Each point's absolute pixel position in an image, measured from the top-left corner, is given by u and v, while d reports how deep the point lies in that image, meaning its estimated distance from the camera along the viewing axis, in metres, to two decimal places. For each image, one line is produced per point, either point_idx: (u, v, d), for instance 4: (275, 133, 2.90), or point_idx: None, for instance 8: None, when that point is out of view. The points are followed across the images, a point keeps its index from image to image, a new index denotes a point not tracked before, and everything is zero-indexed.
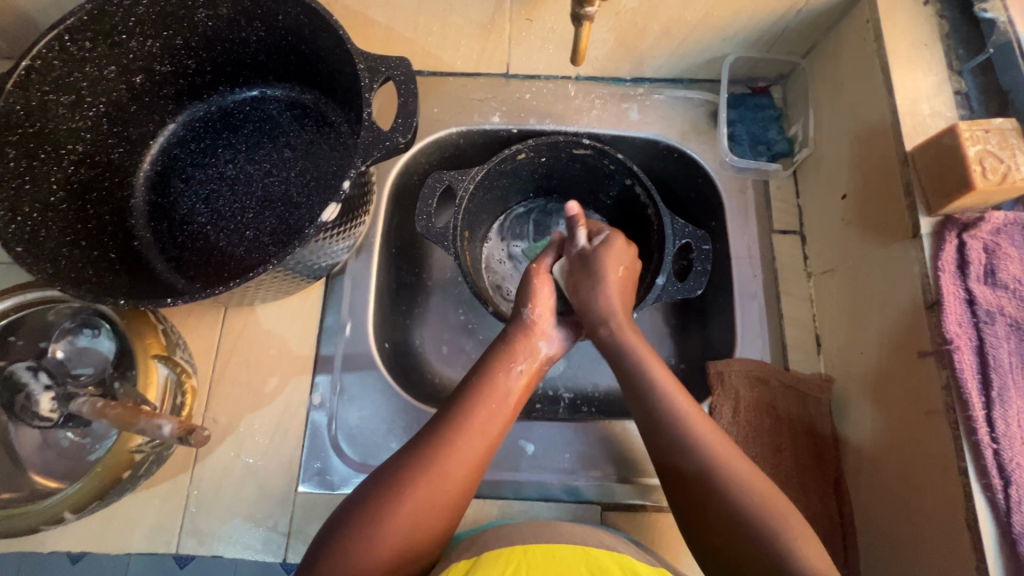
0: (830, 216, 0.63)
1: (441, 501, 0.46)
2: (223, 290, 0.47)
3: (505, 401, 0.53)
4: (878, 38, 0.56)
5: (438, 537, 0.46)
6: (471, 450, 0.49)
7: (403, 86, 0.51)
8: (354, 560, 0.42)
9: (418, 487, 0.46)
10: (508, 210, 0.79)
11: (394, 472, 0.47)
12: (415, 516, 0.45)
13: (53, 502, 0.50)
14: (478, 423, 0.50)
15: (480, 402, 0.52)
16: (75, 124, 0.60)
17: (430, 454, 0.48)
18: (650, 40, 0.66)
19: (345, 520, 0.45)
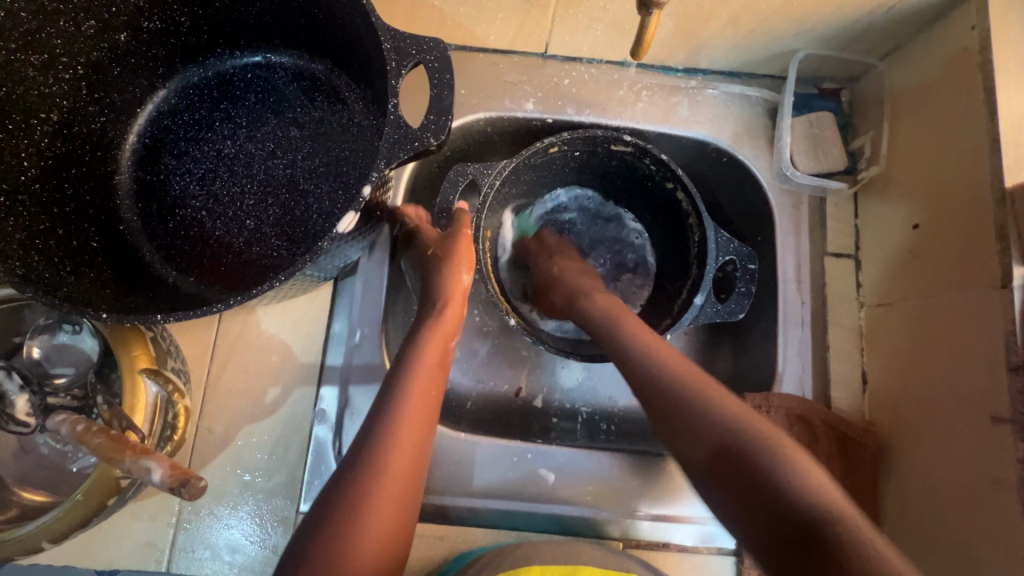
0: (895, 246, 0.57)
1: (395, 507, 0.42)
2: (220, 308, 0.41)
3: (435, 380, 0.48)
4: (985, 49, 0.48)
5: (402, 545, 0.42)
6: (414, 442, 0.44)
7: (436, 74, 0.43)
8: None
9: (374, 497, 0.41)
10: (543, 197, 0.71)
11: (341, 487, 0.41)
12: (378, 531, 0.40)
13: (29, 532, 0.43)
14: (416, 412, 0.46)
15: (413, 386, 0.47)
16: (49, 89, 0.52)
17: (373, 455, 0.42)
18: (713, 28, 0.57)
19: (295, 565, 0.38)
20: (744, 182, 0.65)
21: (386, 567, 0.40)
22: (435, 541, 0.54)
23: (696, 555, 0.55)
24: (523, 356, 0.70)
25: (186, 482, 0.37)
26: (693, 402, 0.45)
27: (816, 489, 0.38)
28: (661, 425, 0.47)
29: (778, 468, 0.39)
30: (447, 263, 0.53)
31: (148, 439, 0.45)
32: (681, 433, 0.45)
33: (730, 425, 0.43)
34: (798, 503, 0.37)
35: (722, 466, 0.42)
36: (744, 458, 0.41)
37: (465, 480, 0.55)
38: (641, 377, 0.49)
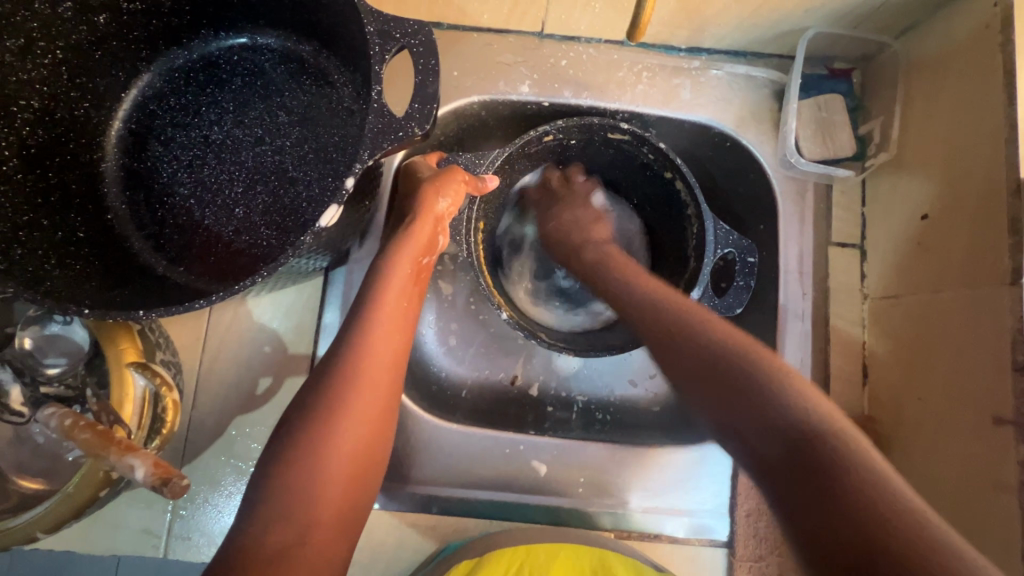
0: (902, 237, 0.55)
1: (371, 414, 0.42)
2: (203, 304, 0.40)
3: (409, 293, 0.47)
4: (1006, 28, 0.45)
5: (378, 449, 0.43)
6: (389, 353, 0.44)
7: (422, 60, 0.41)
8: (299, 494, 0.38)
9: (351, 404, 0.41)
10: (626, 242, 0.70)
11: (313, 398, 0.41)
12: (355, 438, 0.41)
13: (20, 524, 0.43)
14: (389, 324, 0.45)
15: (387, 298, 0.46)
16: (28, 75, 0.51)
17: (347, 365, 0.42)
18: (718, 6, 0.54)
19: (273, 470, 0.39)
20: (746, 168, 0.63)
21: (362, 469, 0.41)
22: (427, 530, 0.54)
23: (687, 546, 0.55)
24: (519, 343, 0.69)
25: (169, 481, 0.37)
26: (686, 330, 0.43)
27: (806, 398, 0.36)
28: (657, 345, 0.44)
29: (787, 398, 0.36)
30: (431, 182, 0.51)
31: (137, 433, 0.45)
32: (671, 360, 0.42)
33: (734, 352, 0.40)
34: (789, 415, 0.35)
35: (711, 389, 0.39)
36: (737, 379, 0.38)
37: (459, 470, 0.56)
38: (652, 317, 0.46)
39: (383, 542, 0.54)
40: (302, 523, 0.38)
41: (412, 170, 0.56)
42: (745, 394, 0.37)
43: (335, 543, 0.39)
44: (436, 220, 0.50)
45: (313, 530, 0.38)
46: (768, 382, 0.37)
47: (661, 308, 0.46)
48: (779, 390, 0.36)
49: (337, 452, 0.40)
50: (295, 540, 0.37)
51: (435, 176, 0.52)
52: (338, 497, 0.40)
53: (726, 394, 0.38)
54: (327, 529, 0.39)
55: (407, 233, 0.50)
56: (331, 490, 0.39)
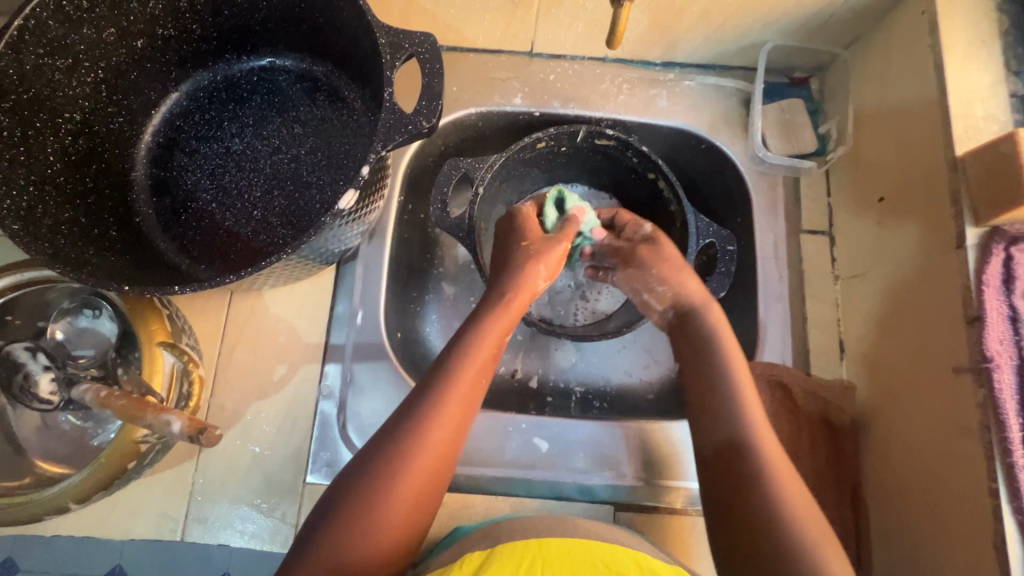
0: (864, 219, 0.60)
1: (430, 471, 0.44)
2: (233, 279, 0.45)
3: (489, 361, 0.50)
4: (934, 32, 0.52)
5: (428, 507, 0.44)
6: (457, 416, 0.46)
7: (428, 64, 0.47)
8: (361, 522, 0.41)
9: (412, 461, 0.43)
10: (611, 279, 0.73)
11: (383, 446, 0.44)
12: (411, 493, 0.43)
13: (55, 492, 0.48)
14: (464, 384, 0.47)
15: (467, 360, 0.48)
16: (73, 91, 0.56)
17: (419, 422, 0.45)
18: (686, 23, 0.62)
19: (337, 505, 0.42)
20: (721, 167, 0.69)
21: (410, 525, 0.43)
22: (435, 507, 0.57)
23: (686, 517, 0.57)
24: (519, 339, 0.73)
25: (203, 430, 0.41)
26: (723, 403, 0.49)
27: (798, 511, 0.43)
28: (697, 407, 0.51)
29: (778, 508, 0.43)
30: (532, 257, 0.55)
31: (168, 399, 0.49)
32: (706, 432, 0.50)
33: (754, 447, 0.47)
34: (774, 515, 0.43)
35: (715, 476, 0.48)
36: (750, 477, 0.45)
37: (467, 451, 0.59)
38: (702, 374, 0.52)
39: None
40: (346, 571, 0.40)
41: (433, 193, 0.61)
42: (742, 498, 0.45)
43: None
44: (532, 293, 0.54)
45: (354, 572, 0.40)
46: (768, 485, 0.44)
47: (719, 369, 0.51)
48: (772, 492, 0.44)
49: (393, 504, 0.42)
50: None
51: (531, 245, 0.56)
52: (386, 548, 0.42)
53: (733, 489, 0.46)
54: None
55: (500, 303, 0.52)
56: (381, 538, 0.41)
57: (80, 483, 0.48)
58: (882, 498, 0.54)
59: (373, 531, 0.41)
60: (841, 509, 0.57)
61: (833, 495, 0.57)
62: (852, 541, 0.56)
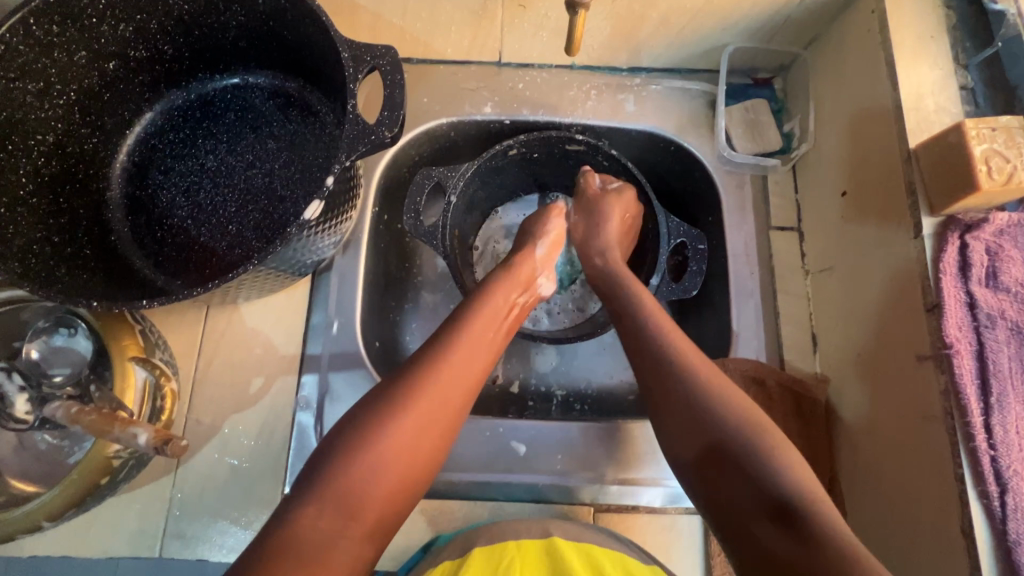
0: (829, 214, 0.61)
1: (443, 418, 0.44)
2: (203, 291, 0.46)
3: (504, 319, 0.53)
4: (884, 29, 0.54)
5: (435, 461, 0.44)
6: (476, 359, 0.48)
7: (389, 76, 0.48)
8: (379, 435, 0.41)
9: (425, 406, 0.44)
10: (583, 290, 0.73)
11: (412, 369, 0.46)
12: (427, 420, 0.43)
13: (30, 510, 0.49)
14: (483, 332, 0.50)
15: (483, 310, 0.52)
16: (45, 113, 0.57)
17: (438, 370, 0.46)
18: (648, 28, 0.63)
19: (353, 430, 0.42)
20: (691, 167, 0.70)
21: (415, 476, 0.42)
22: (414, 514, 0.57)
23: (665, 515, 0.57)
24: None
25: (170, 441, 0.46)
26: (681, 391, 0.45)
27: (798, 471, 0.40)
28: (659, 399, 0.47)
29: (773, 470, 0.39)
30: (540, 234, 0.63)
31: (139, 415, 0.52)
32: (677, 425, 0.45)
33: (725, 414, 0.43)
34: (777, 489, 0.39)
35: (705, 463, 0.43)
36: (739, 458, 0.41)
37: (445, 456, 0.59)
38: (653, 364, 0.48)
39: None
40: (350, 511, 0.39)
41: (406, 204, 0.61)
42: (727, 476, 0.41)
43: (372, 539, 0.40)
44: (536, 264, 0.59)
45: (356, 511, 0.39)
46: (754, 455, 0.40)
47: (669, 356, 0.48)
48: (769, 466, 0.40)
49: (402, 443, 0.42)
50: (339, 528, 0.38)
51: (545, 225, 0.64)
52: (388, 491, 0.41)
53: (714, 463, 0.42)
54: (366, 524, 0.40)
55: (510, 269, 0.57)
56: (395, 457, 0.41)
57: (56, 499, 0.49)
58: (858, 488, 0.55)
59: (389, 450, 0.41)
60: None
61: None
62: None
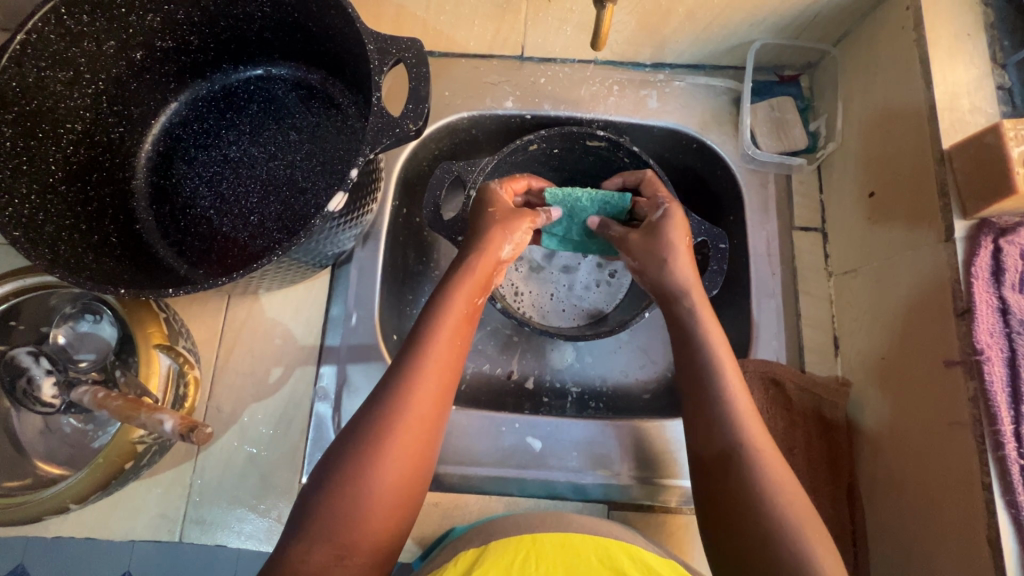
0: (855, 216, 0.60)
1: (416, 447, 0.44)
2: (226, 282, 0.46)
3: (462, 329, 0.49)
4: (919, 27, 0.52)
5: (420, 481, 0.44)
6: (439, 383, 0.46)
7: (414, 69, 0.48)
8: (358, 485, 0.41)
9: (401, 428, 0.43)
10: (605, 284, 0.73)
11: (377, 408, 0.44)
12: (401, 458, 0.43)
13: (55, 493, 0.50)
14: (444, 354, 0.47)
15: (442, 327, 0.48)
16: (74, 102, 0.58)
17: (406, 390, 0.45)
18: (673, 23, 0.62)
19: (329, 474, 0.42)
20: (713, 165, 0.70)
21: (406, 501, 0.43)
22: (430, 507, 0.57)
23: (680, 515, 0.57)
24: (514, 341, 0.73)
25: (194, 428, 0.45)
26: (711, 394, 0.47)
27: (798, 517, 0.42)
28: (691, 403, 0.49)
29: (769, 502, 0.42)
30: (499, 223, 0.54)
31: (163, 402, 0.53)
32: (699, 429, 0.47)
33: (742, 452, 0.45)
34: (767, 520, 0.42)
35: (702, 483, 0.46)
36: (740, 468, 0.44)
37: (460, 450, 0.59)
38: (690, 363, 0.50)
39: None
40: (340, 544, 0.40)
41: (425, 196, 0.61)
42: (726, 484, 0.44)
43: (373, 565, 0.41)
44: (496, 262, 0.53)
45: (349, 541, 0.40)
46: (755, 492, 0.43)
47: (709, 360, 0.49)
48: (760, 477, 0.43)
49: (385, 473, 0.42)
50: (333, 560, 0.39)
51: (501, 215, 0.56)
52: (382, 517, 0.42)
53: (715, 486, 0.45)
54: (363, 554, 0.40)
55: (466, 272, 0.52)
56: (380, 499, 0.42)
57: (79, 483, 0.50)
58: (879, 493, 0.54)
59: (373, 495, 0.41)
60: (837, 504, 0.57)
61: (828, 492, 0.57)
62: (848, 538, 0.56)
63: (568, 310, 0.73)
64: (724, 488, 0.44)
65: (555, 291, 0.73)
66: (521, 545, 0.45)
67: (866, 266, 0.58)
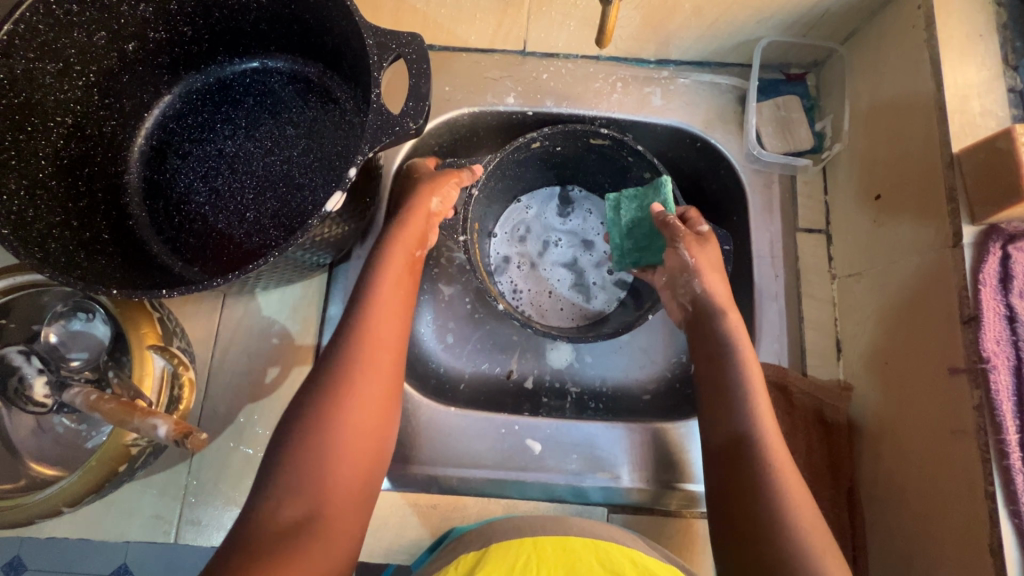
0: (860, 218, 0.59)
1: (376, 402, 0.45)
2: (220, 283, 0.44)
3: (404, 279, 0.51)
4: (930, 26, 0.51)
5: (382, 438, 0.45)
6: (387, 337, 0.47)
7: (415, 65, 0.47)
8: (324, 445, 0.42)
9: (352, 385, 0.44)
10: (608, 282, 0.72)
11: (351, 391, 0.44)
12: (361, 412, 0.44)
13: (47, 496, 0.49)
14: (388, 303, 0.48)
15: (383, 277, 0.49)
16: (64, 95, 0.56)
17: (351, 349, 0.45)
18: (679, 19, 0.61)
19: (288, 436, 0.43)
20: (717, 165, 0.69)
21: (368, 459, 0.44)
22: (428, 509, 0.57)
23: (679, 519, 0.57)
24: (514, 341, 0.72)
25: (188, 435, 0.46)
26: (739, 413, 0.48)
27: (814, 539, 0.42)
28: (715, 422, 0.49)
29: (788, 521, 0.43)
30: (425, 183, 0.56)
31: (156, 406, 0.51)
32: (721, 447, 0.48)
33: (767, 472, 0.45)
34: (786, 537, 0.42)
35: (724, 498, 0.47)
36: (762, 488, 0.44)
37: (459, 452, 0.59)
38: (718, 382, 0.50)
39: (390, 521, 0.56)
40: None
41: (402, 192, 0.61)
42: (745, 502, 0.45)
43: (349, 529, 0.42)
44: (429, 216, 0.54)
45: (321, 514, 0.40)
46: (775, 510, 0.43)
47: (736, 370, 0.50)
48: (779, 497, 0.44)
49: (347, 428, 0.43)
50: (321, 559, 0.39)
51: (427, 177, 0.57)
52: (349, 487, 0.42)
53: (734, 503, 0.45)
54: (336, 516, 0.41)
55: (400, 226, 0.53)
56: (346, 459, 0.42)
57: (75, 484, 0.49)
58: (878, 498, 0.54)
59: (338, 453, 0.42)
60: (836, 507, 0.57)
61: (828, 496, 0.57)
62: (847, 541, 0.56)
63: (569, 308, 0.72)
64: (747, 505, 0.45)
65: (555, 289, 0.72)
66: (523, 548, 0.45)
67: (871, 270, 0.57)
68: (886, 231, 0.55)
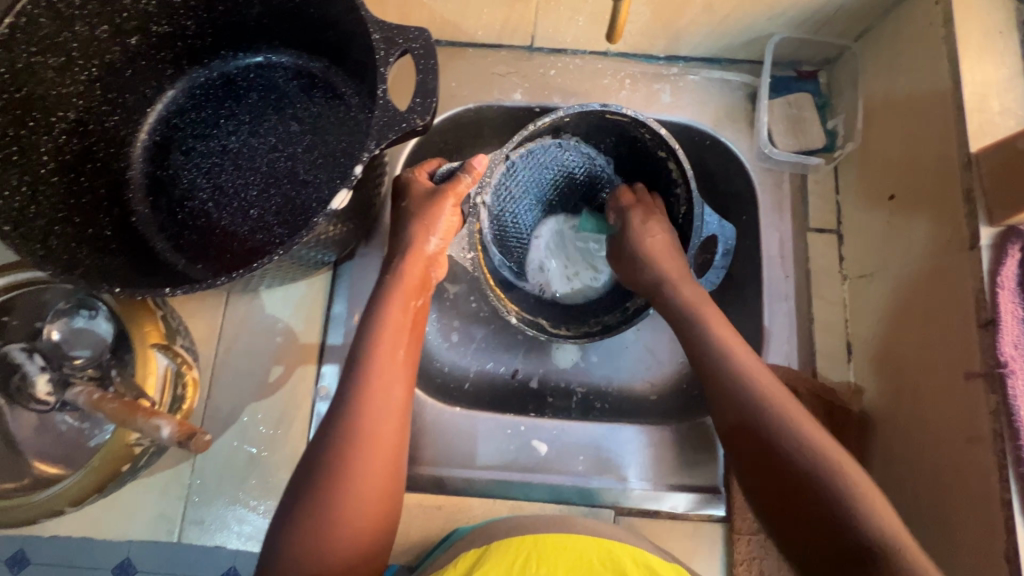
0: (873, 218, 0.58)
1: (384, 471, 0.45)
2: (223, 282, 0.44)
3: (404, 332, 0.49)
4: (948, 23, 0.50)
5: (391, 494, 0.45)
6: (391, 399, 0.47)
7: (422, 60, 0.46)
8: (330, 522, 0.42)
9: (357, 454, 0.44)
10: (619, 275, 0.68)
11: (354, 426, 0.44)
12: (368, 489, 0.44)
13: (52, 496, 0.49)
14: (387, 358, 0.47)
15: (381, 332, 0.48)
16: (66, 89, 0.55)
17: (354, 411, 0.45)
18: (689, 16, 0.60)
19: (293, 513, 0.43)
20: (726, 163, 0.68)
21: (378, 521, 0.44)
22: (433, 509, 0.56)
23: (687, 522, 0.56)
24: (519, 340, 0.71)
25: (193, 436, 0.45)
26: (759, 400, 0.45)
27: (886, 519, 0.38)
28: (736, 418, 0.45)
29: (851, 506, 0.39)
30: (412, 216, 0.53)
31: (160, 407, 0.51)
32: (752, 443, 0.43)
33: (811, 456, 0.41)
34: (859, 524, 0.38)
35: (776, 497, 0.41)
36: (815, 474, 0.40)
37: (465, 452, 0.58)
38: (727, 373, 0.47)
39: None
40: None
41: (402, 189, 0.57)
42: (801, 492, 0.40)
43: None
44: (426, 263, 0.52)
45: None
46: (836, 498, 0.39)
47: (736, 360, 0.47)
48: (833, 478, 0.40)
49: (354, 502, 0.43)
50: None
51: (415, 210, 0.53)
52: (356, 545, 0.43)
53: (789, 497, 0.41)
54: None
55: (396, 275, 0.51)
56: (354, 528, 0.43)
57: (78, 483, 0.49)
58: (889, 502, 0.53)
59: (344, 525, 0.43)
60: None
61: None
62: None
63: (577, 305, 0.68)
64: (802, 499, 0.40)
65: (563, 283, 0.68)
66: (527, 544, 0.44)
67: (884, 270, 0.56)
68: (899, 231, 0.55)
